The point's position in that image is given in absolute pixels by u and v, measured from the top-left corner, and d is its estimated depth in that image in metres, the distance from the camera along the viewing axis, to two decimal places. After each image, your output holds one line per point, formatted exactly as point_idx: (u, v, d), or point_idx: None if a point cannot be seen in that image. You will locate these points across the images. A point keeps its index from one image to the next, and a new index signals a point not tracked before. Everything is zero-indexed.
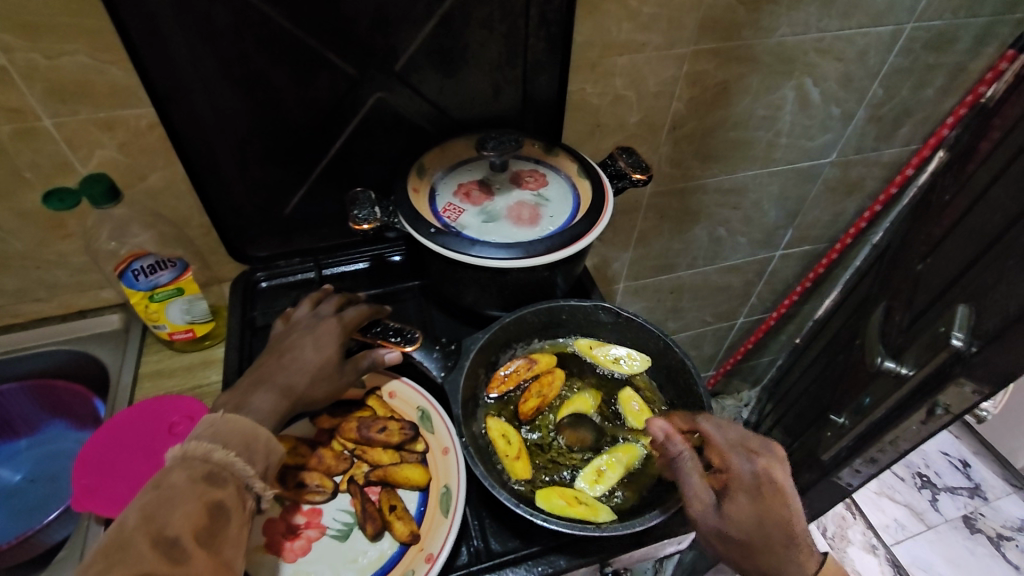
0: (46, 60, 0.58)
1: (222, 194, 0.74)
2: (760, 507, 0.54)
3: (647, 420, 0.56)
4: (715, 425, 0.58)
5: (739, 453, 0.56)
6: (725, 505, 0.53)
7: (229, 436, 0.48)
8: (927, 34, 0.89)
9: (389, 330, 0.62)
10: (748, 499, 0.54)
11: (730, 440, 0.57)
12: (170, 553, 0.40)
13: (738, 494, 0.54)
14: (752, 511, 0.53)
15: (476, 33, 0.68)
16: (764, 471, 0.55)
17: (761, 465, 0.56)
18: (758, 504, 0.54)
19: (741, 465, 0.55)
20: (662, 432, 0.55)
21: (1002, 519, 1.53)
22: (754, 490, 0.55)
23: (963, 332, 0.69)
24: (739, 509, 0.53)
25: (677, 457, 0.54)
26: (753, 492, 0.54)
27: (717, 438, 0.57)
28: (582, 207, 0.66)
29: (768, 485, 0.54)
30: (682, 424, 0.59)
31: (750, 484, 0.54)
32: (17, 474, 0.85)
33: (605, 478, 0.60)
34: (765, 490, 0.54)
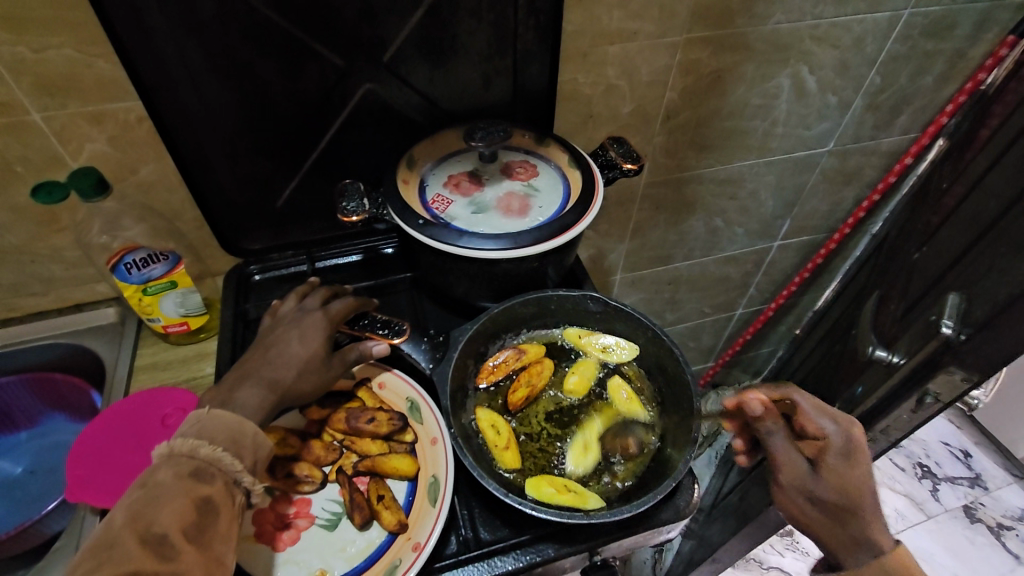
0: (32, 53, 0.58)
1: (213, 188, 0.74)
2: (851, 474, 0.57)
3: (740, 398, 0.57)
4: (806, 396, 0.62)
5: (827, 419, 0.59)
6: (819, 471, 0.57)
7: (216, 432, 0.48)
8: (925, 21, 0.88)
9: (376, 322, 0.63)
10: (842, 463, 0.58)
11: (817, 409, 0.60)
12: (158, 549, 0.41)
13: (832, 460, 0.58)
14: (847, 477, 0.57)
15: (465, 23, 0.68)
16: (857, 438, 0.58)
17: (848, 430, 0.59)
18: (849, 468, 0.57)
19: (834, 431, 0.59)
20: (760, 407, 0.56)
21: (1002, 509, 1.53)
22: (843, 454, 0.58)
23: (953, 320, 0.69)
24: (833, 475, 0.57)
25: (767, 432, 0.57)
26: (848, 456, 0.58)
27: (806, 407, 0.60)
28: (573, 197, 0.66)
29: (860, 451, 0.58)
30: (773, 394, 0.62)
31: (842, 449, 0.58)
32: (18, 467, 0.86)
33: (592, 449, 0.62)
34: (858, 455, 0.58)
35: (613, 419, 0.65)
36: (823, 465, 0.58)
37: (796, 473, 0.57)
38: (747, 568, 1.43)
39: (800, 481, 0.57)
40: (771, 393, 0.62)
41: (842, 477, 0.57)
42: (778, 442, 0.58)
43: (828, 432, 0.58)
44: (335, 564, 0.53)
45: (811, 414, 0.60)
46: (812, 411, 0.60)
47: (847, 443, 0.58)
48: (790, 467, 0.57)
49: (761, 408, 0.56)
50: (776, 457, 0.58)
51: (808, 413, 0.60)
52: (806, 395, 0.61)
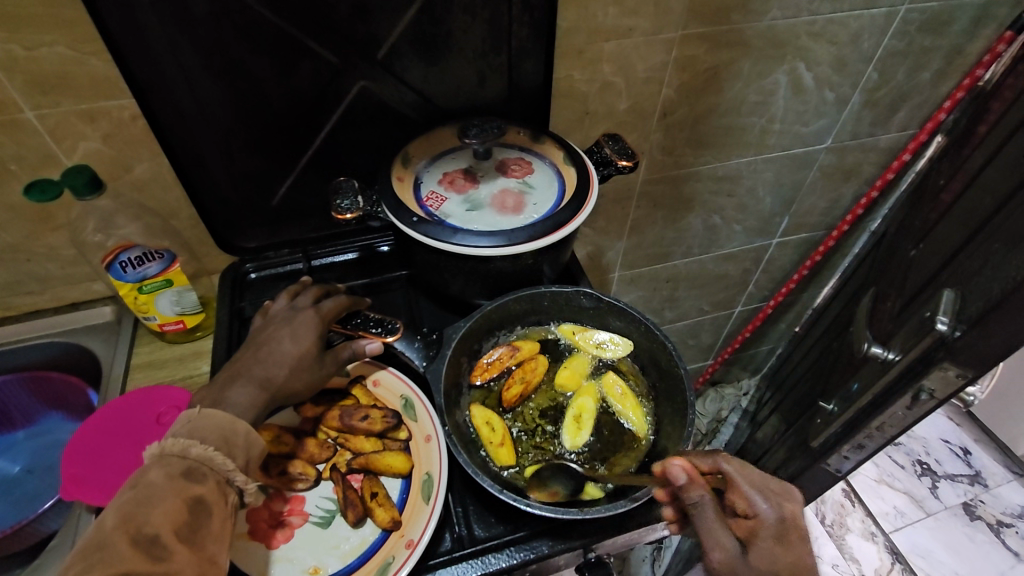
0: (25, 51, 0.58)
1: (208, 186, 0.74)
2: (791, 558, 0.49)
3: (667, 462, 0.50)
4: (738, 466, 0.54)
5: (764, 496, 0.52)
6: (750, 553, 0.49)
7: (207, 432, 0.48)
8: (922, 16, 0.88)
9: (369, 321, 0.62)
10: (776, 545, 0.49)
11: (751, 479, 0.53)
12: (150, 549, 0.41)
13: (764, 541, 0.50)
14: (780, 563, 0.48)
15: (458, 20, 0.68)
16: (790, 516, 0.51)
17: (784, 510, 0.51)
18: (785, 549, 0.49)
19: (766, 507, 0.51)
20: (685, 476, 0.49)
21: (1001, 505, 1.53)
22: (775, 535, 0.50)
23: (948, 316, 0.69)
24: (767, 560, 0.48)
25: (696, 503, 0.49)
26: (781, 538, 0.50)
27: (740, 481, 0.52)
28: (567, 194, 0.66)
29: (794, 531, 0.51)
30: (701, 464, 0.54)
31: (775, 528, 0.50)
32: (17, 465, 0.86)
33: (585, 425, 0.63)
34: (790, 535, 0.50)
35: (596, 393, 0.66)
36: (754, 546, 0.50)
37: (724, 554, 0.48)
38: None
39: (728, 564, 0.48)
40: (700, 462, 0.54)
41: (774, 563, 0.48)
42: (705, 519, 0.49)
43: (763, 512, 0.51)
44: (328, 561, 0.53)
45: (744, 488, 0.52)
46: (744, 483, 0.52)
47: (780, 522, 0.50)
48: (718, 548, 0.49)
49: (683, 476, 0.49)
50: (704, 535, 0.49)
51: (743, 487, 0.52)
52: (738, 465, 0.54)
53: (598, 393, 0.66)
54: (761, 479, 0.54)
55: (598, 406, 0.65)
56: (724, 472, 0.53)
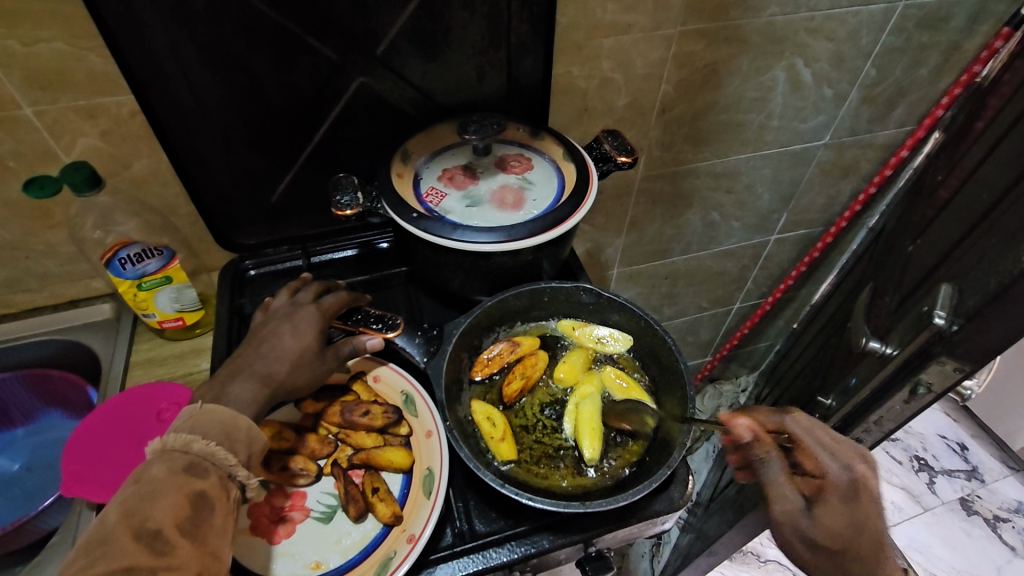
0: (23, 47, 0.58)
1: (207, 183, 0.74)
2: (855, 515, 0.57)
3: (730, 420, 0.56)
4: (809, 429, 0.59)
5: (836, 460, 0.58)
6: (817, 509, 0.58)
7: (209, 427, 0.48)
8: (920, 12, 0.88)
9: (370, 317, 0.62)
10: (840, 503, 0.58)
11: (825, 446, 0.59)
12: (152, 544, 0.41)
13: (830, 499, 0.58)
14: (845, 518, 0.57)
15: (457, 16, 0.68)
16: (862, 477, 0.58)
17: (857, 473, 0.58)
18: (852, 508, 0.58)
19: (837, 470, 0.58)
20: (748, 433, 0.56)
21: (998, 501, 1.54)
22: (845, 496, 0.58)
23: (946, 311, 0.69)
24: (830, 516, 0.58)
25: (764, 461, 0.58)
26: (850, 496, 0.58)
27: (809, 445, 0.58)
28: (567, 190, 0.66)
29: (863, 491, 0.58)
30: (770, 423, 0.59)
31: (843, 490, 0.58)
32: (16, 463, 0.86)
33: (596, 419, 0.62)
34: (861, 496, 0.57)
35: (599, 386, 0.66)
36: (823, 503, 0.58)
37: (789, 510, 0.58)
38: (745, 562, 1.44)
39: (791, 517, 0.59)
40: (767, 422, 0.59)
41: (835, 519, 0.58)
42: (773, 474, 0.58)
43: (834, 474, 0.58)
44: (330, 557, 0.54)
45: (817, 454, 0.58)
46: (819, 449, 0.58)
47: (851, 483, 0.58)
48: (785, 501, 0.58)
49: (748, 433, 0.56)
50: (769, 489, 0.59)
51: (816, 453, 0.58)
52: (810, 427, 0.59)
53: (601, 385, 0.66)
54: (832, 441, 0.59)
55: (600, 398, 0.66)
56: (792, 436, 0.58)
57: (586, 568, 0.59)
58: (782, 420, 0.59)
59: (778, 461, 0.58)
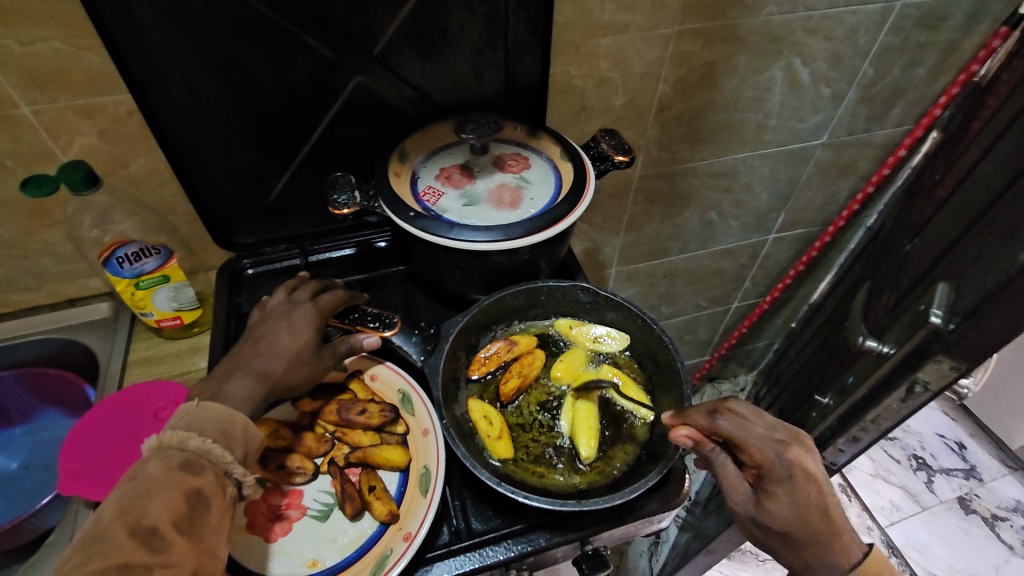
0: (21, 46, 0.58)
1: (205, 182, 0.74)
2: (801, 502, 0.54)
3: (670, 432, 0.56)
4: (744, 419, 0.56)
5: (771, 448, 0.55)
6: (764, 500, 0.55)
7: (205, 425, 0.48)
8: (918, 12, 0.88)
9: (367, 316, 0.62)
10: (783, 492, 0.54)
11: (759, 435, 0.55)
12: (148, 541, 0.41)
13: (775, 489, 0.55)
14: (793, 507, 0.54)
15: (455, 15, 0.68)
16: (799, 464, 0.54)
17: (793, 458, 0.55)
18: (795, 495, 0.54)
19: (774, 459, 0.55)
20: (689, 441, 0.56)
21: (996, 500, 1.54)
22: (788, 484, 0.54)
23: (943, 310, 0.70)
24: (776, 505, 0.55)
25: (710, 454, 0.58)
26: (791, 485, 0.54)
27: (742, 436, 0.55)
28: (564, 188, 0.66)
29: (803, 477, 0.54)
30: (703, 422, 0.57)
31: (783, 479, 0.54)
32: (14, 462, 0.87)
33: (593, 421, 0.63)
34: (800, 480, 0.54)
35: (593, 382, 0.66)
36: (769, 494, 0.55)
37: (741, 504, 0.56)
38: (743, 560, 1.44)
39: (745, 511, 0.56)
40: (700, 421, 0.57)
41: (784, 509, 0.54)
42: (722, 466, 0.57)
43: (771, 463, 0.55)
44: (327, 554, 0.54)
45: (751, 444, 0.55)
46: (753, 438, 0.55)
47: (789, 471, 0.54)
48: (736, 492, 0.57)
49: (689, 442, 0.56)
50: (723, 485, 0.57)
51: (750, 444, 0.55)
52: (745, 418, 0.56)
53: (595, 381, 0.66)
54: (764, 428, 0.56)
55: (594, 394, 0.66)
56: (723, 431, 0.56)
57: (582, 566, 0.59)
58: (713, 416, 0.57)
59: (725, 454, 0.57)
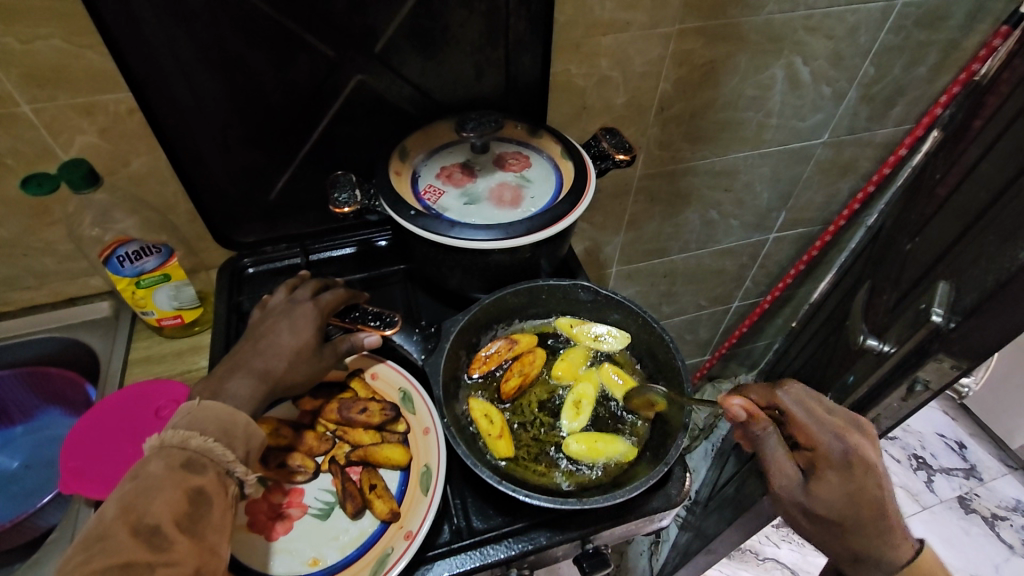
0: (21, 45, 0.58)
1: (205, 180, 0.74)
2: (850, 486, 0.59)
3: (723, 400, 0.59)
4: (799, 402, 0.62)
5: (830, 432, 0.60)
6: (814, 483, 0.60)
7: (207, 423, 0.48)
8: (919, 11, 0.88)
9: (368, 314, 0.62)
10: (837, 476, 0.59)
11: (819, 419, 0.61)
12: (151, 540, 0.41)
13: (826, 471, 0.60)
14: (842, 491, 0.59)
15: (455, 14, 0.68)
16: (855, 449, 0.59)
17: (851, 444, 0.60)
18: (848, 479, 0.59)
19: (830, 442, 0.60)
20: (743, 412, 0.59)
21: (996, 499, 1.54)
22: (842, 469, 0.59)
23: (944, 308, 0.69)
24: (825, 488, 0.59)
25: (761, 434, 0.60)
26: (845, 468, 0.59)
27: (800, 417, 0.61)
28: (565, 187, 0.66)
29: (860, 463, 0.59)
30: (761, 399, 0.63)
31: (839, 462, 0.59)
32: (15, 460, 0.87)
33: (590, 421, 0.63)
34: (856, 466, 0.59)
35: (596, 382, 0.67)
36: (819, 477, 0.60)
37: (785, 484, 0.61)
38: (743, 560, 1.44)
39: (789, 490, 0.61)
40: (760, 397, 0.63)
41: (833, 492, 0.59)
42: (770, 447, 0.60)
43: (829, 446, 0.60)
44: (328, 553, 0.54)
45: (806, 425, 0.61)
46: (807, 420, 0.61)
47: (845, 455, 0.59)
48: (782, 475, 0.61)
49: (744, 413, 0.59)
50: (768, 465, 0.61)
51: (807, 425, 0.60)
52: (801, 399, 0.61)
53: (597, 381, 0.67)
54: (824, 412, 0.62)
55: (597, 395, 0.66)
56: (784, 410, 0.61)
57: (583, 565, 0.59)
58: (772, 395, 0.62)
59: (775, 434, 0.60)
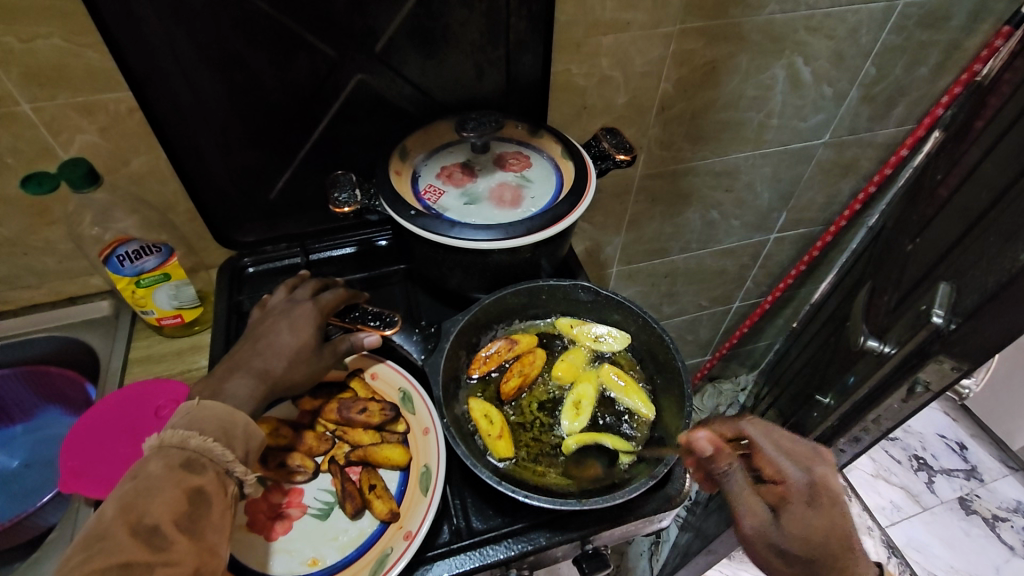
0: (21, 44, 0.58)
1: (205, 180, 0.74)
2: (820, 523, 0.51)
3: (691, 436, 0.51)
4: (760, 431, 0.54)
5: (791, 461, 0.54)
6: (784, 520, 0.52)
7: (206, 423, 0.48)
8: (920, 11, 0.88)
9: (368, 314, 0.62)
10: (805, 506, 0.52)
11: (777, 448, 0.54)
12: (150, 540, 0.41)
13: (794, 506, 0.53)
14: (813, 528, 0.51)
15: (456, 13, 0.68)
16: (821, 479, 0.53)
17: (816, 475, 0.53)
18: (823, 517, 0.51)
19: (795, 473, 0.53)
20: (710, 446, 0.51)
21: (997, 500, 1.54)
22: (809, 501, 0.52)
23: (944, 309, 0.69)
24: (798, 526, 0.52)
25: (726, 471, 0.52)
26: (814, 503, 0.52)
27: (764, 447, 0.53)
28: (565, 187, 0.66)
29: (828, 496, 0.52)
30: (725, 430, 0.55)
31: (807, 496, 0.52)
32: (15, 459, 0.87)
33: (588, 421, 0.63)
34: (828, 502, 0.52)
35: (596, 383, 0.67)
36: (787, 512, 0.53)
37: (756, 522, 0.52)
38: (743, 560, 1.44)
39: (761, 530, 0.52)
40: (724, 429, 0.54)
41: (804, 528, 0.52)
42: (734, 484, 0.52)
43: (794, 476, 0.53)
44: (327, 553, 0.54)
45: (770, 454, 0.53)
46: (772, 450, 0.53)
47: (810, 486, 0.53)
48: (752, 516, 0.52)
49: (710, 447, 0.51)
50: (734, 503, 0.53)
51: (770, 455, 0.53)
52: (757, 428, 0.54)
53: (598, 382, 0.67)
54: (789, 442, 0.55)
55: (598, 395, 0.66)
56: (747, 439, 0.53)
57: (583, 565, 0.59)
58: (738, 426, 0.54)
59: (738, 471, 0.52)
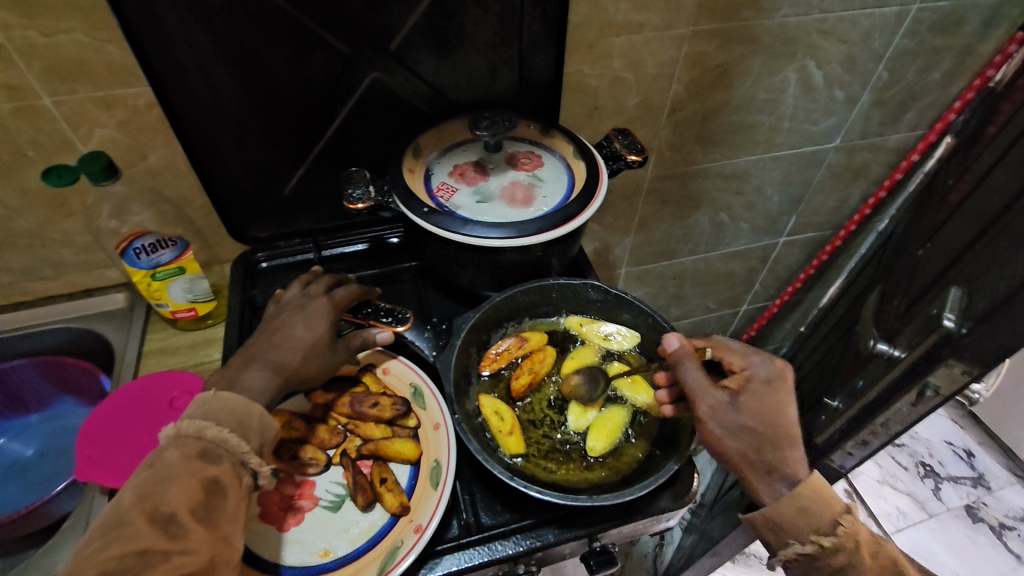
0: (43, 37, 0.59)
1: (221, 175, 0.74)
2: (769, 404, 0.57)
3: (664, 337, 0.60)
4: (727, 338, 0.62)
5: (749, 356, 0.60)
6: (739, 402, 0.57)
7: (222, 414, 0.49)
8: (934, 16, 0.88)
9: (380, 310, 0.64)
10: (761, 392, 0.58)
11: (741, 349, 0.61)
12: (167, 528, 0.42)
13: (751, 390, 0.58)
14: (765, 407, 0.57)
15: (470, 13, 0.68)
16: (779, 372, 0.59)
17: (775, 366, 0.60)
18: (772, 398, 0.58)
19: (755, 364, 0.59)
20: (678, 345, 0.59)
21: (1004, 508, 1.53)
22: (764, 386, 0.58)
23: (955, 313, 0.69)
24: (752, 404, 0.57)
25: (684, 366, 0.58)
26: (767, 387, 0.58)
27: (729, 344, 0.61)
28: (577, 187, 0.67)
29: (782, 386, 0.59)
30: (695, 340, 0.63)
31: (762, 381, 0.59)
32: (29, 449, 0.87)
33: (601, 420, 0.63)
34: (778, 387, 0.58)
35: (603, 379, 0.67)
36: (744, 396, 0.58)
37: (713, 404, 0.57)
38: (747, 564, 1.43)
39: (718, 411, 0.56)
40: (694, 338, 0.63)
41: (758, 408, 0.57)
42: (694, 372, 0.57)
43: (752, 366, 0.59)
44: (338, 545, 0.54)
45: (735, 351, 0.61)
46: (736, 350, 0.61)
47: (768, 377, 0.59)
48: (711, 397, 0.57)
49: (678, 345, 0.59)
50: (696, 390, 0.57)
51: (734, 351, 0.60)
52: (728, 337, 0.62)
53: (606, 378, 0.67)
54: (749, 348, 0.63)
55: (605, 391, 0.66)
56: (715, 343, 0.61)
57: (590, 562, 0.59)
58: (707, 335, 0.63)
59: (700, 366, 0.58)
